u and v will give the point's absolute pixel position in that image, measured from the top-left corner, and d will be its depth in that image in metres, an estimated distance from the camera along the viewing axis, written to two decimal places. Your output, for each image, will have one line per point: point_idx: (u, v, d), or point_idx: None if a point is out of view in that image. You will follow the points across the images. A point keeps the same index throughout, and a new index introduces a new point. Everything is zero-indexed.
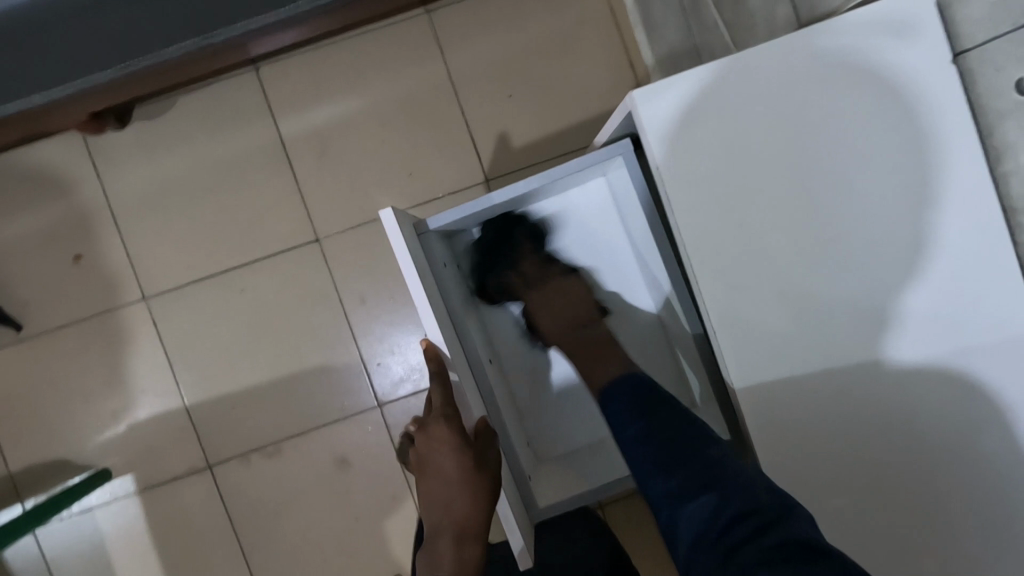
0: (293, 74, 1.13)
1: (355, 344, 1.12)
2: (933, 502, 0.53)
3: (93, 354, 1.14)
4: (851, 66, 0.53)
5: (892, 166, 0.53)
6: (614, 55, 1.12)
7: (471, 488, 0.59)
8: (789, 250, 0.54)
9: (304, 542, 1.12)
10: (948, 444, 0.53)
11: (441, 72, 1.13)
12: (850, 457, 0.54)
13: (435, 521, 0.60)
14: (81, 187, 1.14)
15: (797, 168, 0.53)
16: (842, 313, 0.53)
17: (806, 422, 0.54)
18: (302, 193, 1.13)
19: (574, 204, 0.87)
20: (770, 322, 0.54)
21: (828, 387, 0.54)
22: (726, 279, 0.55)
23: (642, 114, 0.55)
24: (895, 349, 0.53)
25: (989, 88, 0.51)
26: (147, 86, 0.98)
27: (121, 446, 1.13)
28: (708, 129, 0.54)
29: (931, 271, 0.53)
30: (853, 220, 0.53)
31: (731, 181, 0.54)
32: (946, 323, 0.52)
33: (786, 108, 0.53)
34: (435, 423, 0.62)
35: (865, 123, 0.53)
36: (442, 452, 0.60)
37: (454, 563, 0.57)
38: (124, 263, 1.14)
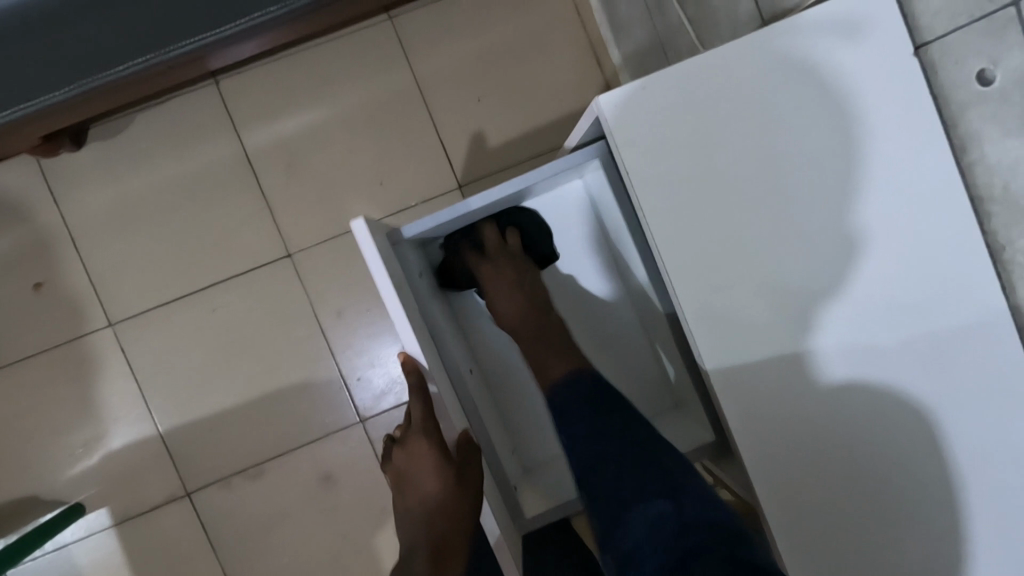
0: (257, 87, 1.10)
1: (333, 359, 1.10)
2: (921, 503, 0.53)
3: (60, 384, 1.09)
4: (813, 62, 0.52)
5: (855, 161, 0.53)
6: (581, 55, 1.12)
7: (450, 507, 0.58)
8: (758, 249, 0.54)
9: (291, 564, 1.10)
10: (928, 437, 0.53)
11: (407, 80, 1.11)
12: (831, 452, 0.54)
13: (413, 535, 0.59)
14: (38, 212, 1.09)
15: (762, 167, 0.53)
16: (815, 310, 0.53)
17: (788, 420, 0.54)
18: (272, 208, 1.10)
19: (550, 206, 0.86)
20: (744, 322, 0.54)
21: (803, 383, 0.54)
22: (700, 280, 0.54)
23: (610, 118, 0.54)
24: (867, 344, 0.53)
25: (951, 80, 0.51)
26: (103, 104, 0.95)
27: (94, 477, 1.09)
28: (674, 132, 0.54)
29: (904, 265, 0.52)
30: (821, 217, 0.53)
31: (699, 182, 0.54)
32: (917, 316, 0.53)
33: (751, 107, 0.53)
34: (415, 437, 0.60)
35: (830, 119, 0.53)
36: (423, 468, 0.59)
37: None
38: (88, 289, 1.10)
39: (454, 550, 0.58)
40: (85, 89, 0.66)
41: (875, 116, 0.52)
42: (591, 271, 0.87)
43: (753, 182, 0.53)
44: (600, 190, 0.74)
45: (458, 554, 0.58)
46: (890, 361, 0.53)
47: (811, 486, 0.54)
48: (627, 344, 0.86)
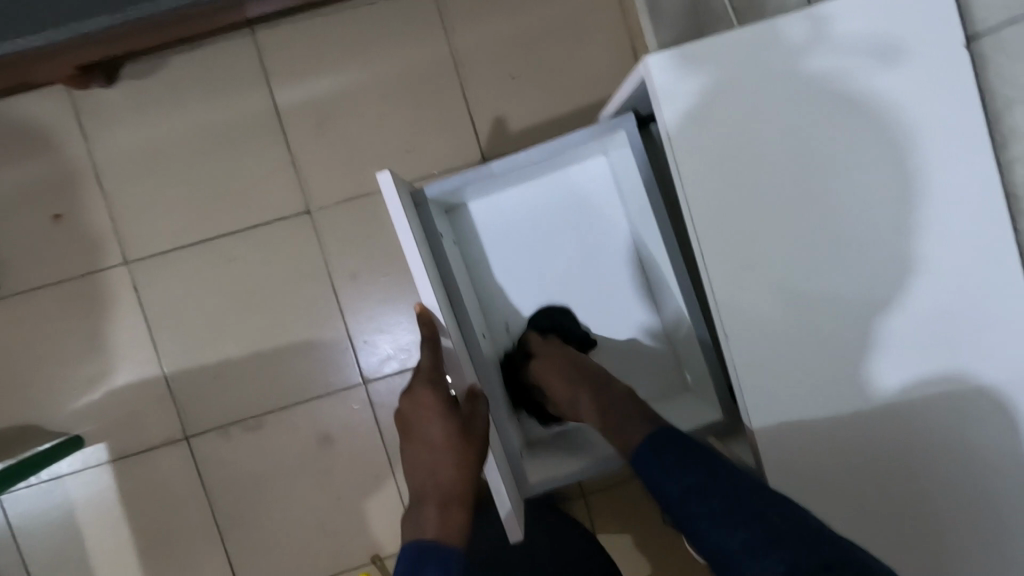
0: (292, 42, 1.11)
1: (342, 319, 1.11)
2: (914, 480, 0.58)
3: (70, 317, 1.10)
4: (860, 61, 0.55)
5: (884, 165, 0.56)
6: (618, 42, 1.11)
7: (455, 456, 0.58)
8: (788, 241, 0.57)
9: (281, 517, 1.10)
10: (926, 427, 0.57)
11: (442, 50, 1.11)
12: (835, 436, 0.58)
13: (417, 484, 0.59)
14: (65, 145, 1.10)
15: (798, 163, 0.56)
16: (834, 299, 0.57)
17: (798, 396, 0.58)
18: (296, 164, 1.10)
19: (572, 183, 0.86)
20: (768, 302, 0.57)
21: (815, 371, 0.57)
22: (731, 265, 0.57)
23: (659, 97, 0.55)
24: (874, 339, 0.57)
25: (998, 74, 0.55)
26: (142, 39, 0.95)
27: (96, 412, 1.10)
28: (718, 118, 0.56)
29: (931, 269, 0.56)
30: (849, 216, 0.56)
31: (738, 172, 0.56)
32: (929, 315, 0.56)
33: (800, 101, 0.55)
34: (419, 387, 0.60)
35: (871, 117, 0.55)
36: (427, 417, 0.59)
37: (438, 529, 0.56)
38: (107, 226, 1.10)
39: (457, 495, 0.58)
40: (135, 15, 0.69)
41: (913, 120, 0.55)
42: (608, 249, 0.87)
43: (790, 177, 0.56)
44: (626, 166, 0.74)
45: (460, 500, 0.58)
46: (897, 350, 0.57)
47: (811, 457, 0.58)
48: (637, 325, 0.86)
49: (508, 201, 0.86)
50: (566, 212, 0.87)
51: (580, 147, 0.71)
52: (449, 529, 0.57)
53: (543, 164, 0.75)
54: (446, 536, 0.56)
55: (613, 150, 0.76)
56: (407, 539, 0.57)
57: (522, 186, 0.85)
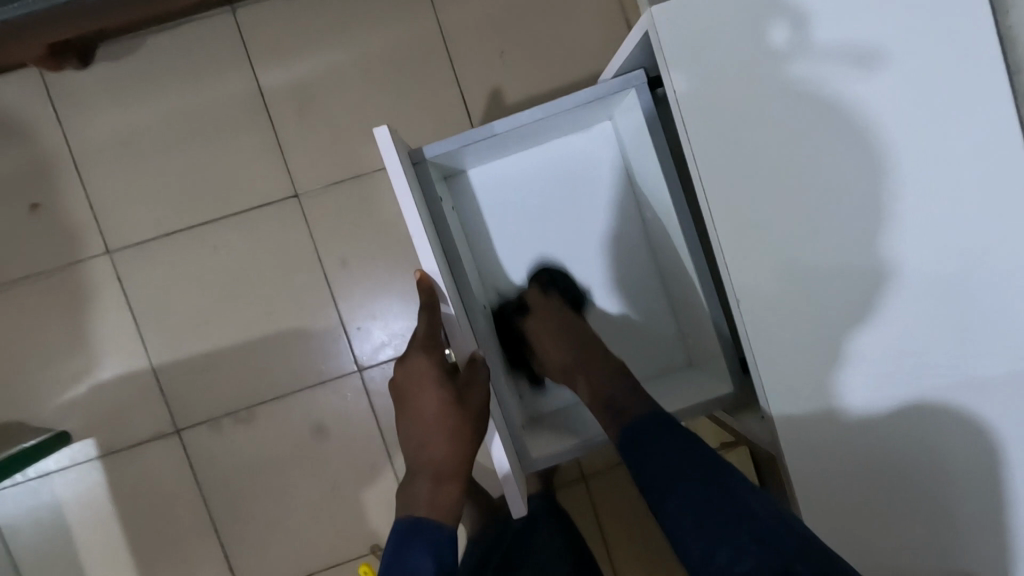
0: (273, 19, 1.07)
1: (334, 306, 1.08)
2: (930, 456, 0.55)
3: (51, 310, 1.06)
4: (880, 36, 0.53)
5: (905, 146, 0.53)
6: (611, 15, 1.08)
7: (451, 428, 0.55)
8: (803, 225, 0.55)
9: (276, 510, 1.08)
10: (952, 424, 0.54)
11: (430, 25, 1.07)
12: (858, 430, 0.55)
13: (411, 456, 0.57)
14: (40, 130, 1.06)
15: (813, 145, 0.54)
16: (849, 273, 0.54)
17: (809, 367, 0.55)
18: (282, 147, 1.07)
19: (575, 150, 0.83)
20: (775, 268, 0.55)
21: (836, 361, 0.55)
22: (746, 248, 0.55)
23: (669, 71, 0.54)
24: (896, 329, 0.54)
25: (1013, 26, 0.53)
26: (117, 16, 0.91)
27: (81, 407, 1.06)
28: (731, 97, 0.54)
29: (953, 254, 0.53)
30: (867, 198, 0.54)
31: (752, 153, 0.54)
32: (953, 304, 0.54)
33: (815, 80, 0.54)
34: (414, 355, 0.57)
35: (865, 83, 0.53)
36: (422, 388, 0.56)
37: (429, 504, 0.55)
38: (86, 215, 1.06)
39: (452, 470, 0.56)
40: None
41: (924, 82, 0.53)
42: (611, 222, 0.84)
43: (806, 159, 0.54)
44: (631, 129, 0.71)
45: (454, 475, 0.56)
46: (911, 321, 0.54)
47: (823, 427, 0.55)
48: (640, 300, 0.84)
49: (508, 167, 0.83)
50: (568, 181, 0.84)
51: (585, 107, 0.68)
52: (441, 504, 0.55)
53: (546, 126, 0.72)
54: (437, 512, 0.55)
55: (618, 112, 0.73)
56: (398, 509, 0.56)
57: (523, 152, 0.82)
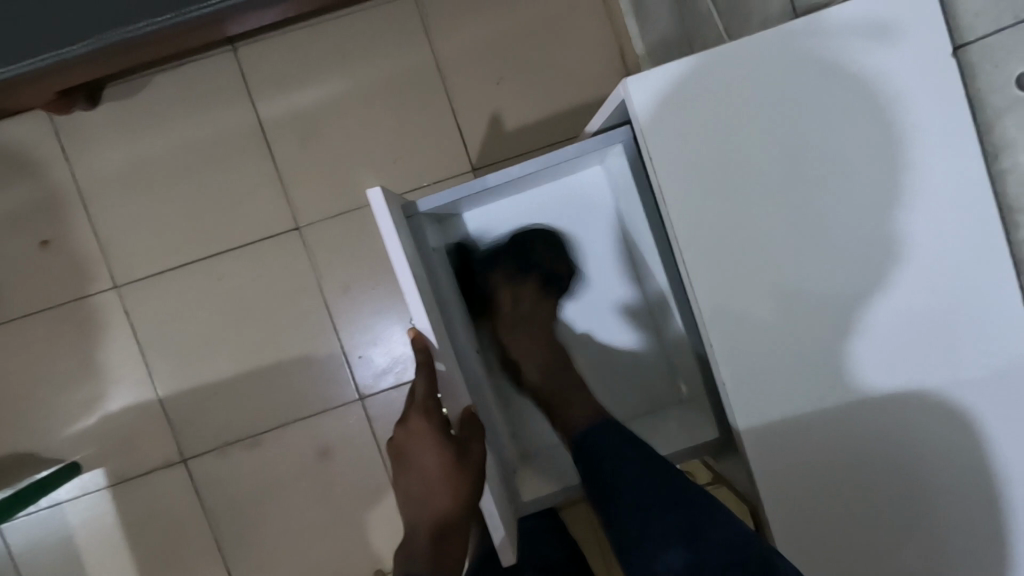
0: (273, 56, 1.09)
1: (336, 334, 1.10)
2: (915, 499, 0.56)
3: (61, 343, 1.09)
4: (846, 58, 0.53)
5: (868, 166, 0.54)
6: (604, 43, 1.10)
7: (454, 484, 0.56)
8: (770, 245, 0.55)
9: (282, 535, 1.10)
10: (915, 445, 0.56)
11: (426, 57, 1.10)
12: (824, 450, 0.56)
13: (412, 513, 0.57)
14: (49, 169, 1.09)
15: (780, 164, 0.54)
16: (815, 290, 0.55)
17: (775, 384, 0.56)
18: (283, 179, 1.09)
19: (567, 193, 0.85)
20: (756, 319, 0.55)
21: (803, 377, 0.56)
22: (714, 268, 0.55)
23: (634, 94, 0.54)
24: (858, 345, 0.55)
25: (990, 82, 0.52)
26: (123, 61, 0.94)
27: (91, 437, 1.09)
28: (697, 117, 0.54)
29: (914, 272, 0.54)
30: (832, 217, 0.55)
31: (718, 171, 0.55)
32: (916, 321, 0.55)
33: (780, 100, 0.54)
34: (414, 416, 0.59)
35: (821, 111, 0.54)
36: (422, 447, 0.58)
37: (431, 560, 0.54)
38: (94, 250, 1.09)
39: (454, 526, 0.56)
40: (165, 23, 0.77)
41: (898, 132, 0.54)
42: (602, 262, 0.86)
43: (773, 177, 0.54)
44: (621, 177, 0.72)
45: (454, 530, 0.57)
46: (892, 363, 0.55)
47: (802, 475, 0.56)
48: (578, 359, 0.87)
49: (501, 210, 0.85)
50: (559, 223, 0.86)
51: (574, 159, 0.69)
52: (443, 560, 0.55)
53: (537, 174, 0.74)
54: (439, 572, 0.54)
55: (608, 159, 0.75)
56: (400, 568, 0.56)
57: (516, 196, 0.84)
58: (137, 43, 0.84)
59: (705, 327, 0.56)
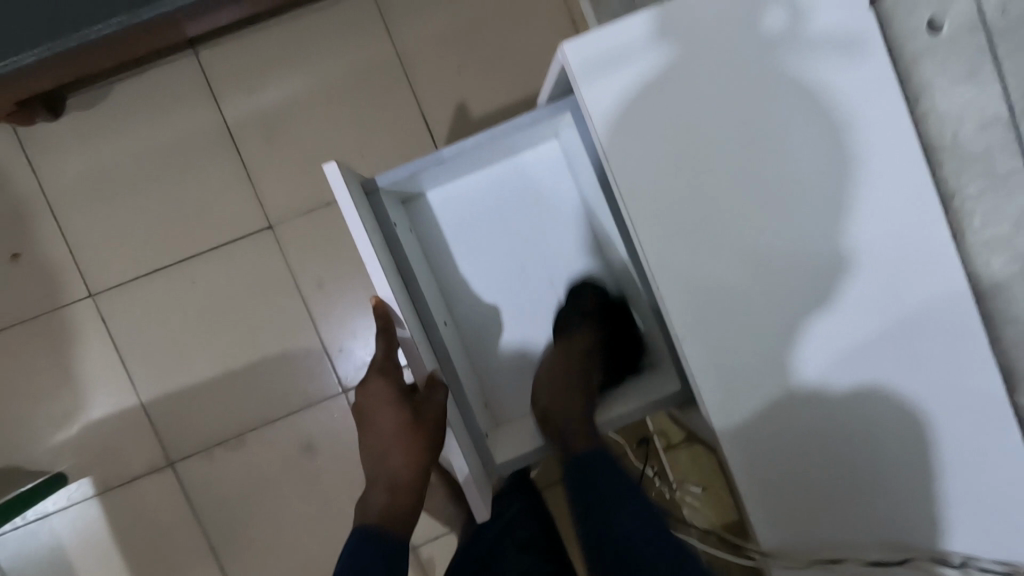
0: (235, 57, 1.10)
1: (315, 330, 1.11)
2: (867, 447, 0.57)
3: (39, 355, 1.09)
4: (789, 41, 0.55)
5: (811, 146, 0.56)
6: (561, 28, 1.12)
7: (407, 444, 0.58)
8: (725, 226, 0.57)
9: (273, 531, 1.11)
10: (878, 418, 0.56)
11: (387, 51, 1.11)
12: (791, 426, 0.57)
13: (370, 469, 0.60)
14: (16, 182, 1.09)
15: (729, 148, 0.56)
16: (770, 270, 0.56)
17: (738, 362, 0.57)
18: (253, 179, 1.10)
19: (526, 168, 0.87)
20: (715, 298, 0.57)
21: (765, 353, 0.57)
22: (672, 251, 0.57)
23: (580, 79, 0.56)
24: (816, 322, 0.56)
25: (902, 31, 0.54)
26: (84, 68, 0.95)
27: (75, 447, 1.09)
28: (646, 102, 0.56)
29: (863, 247, 0.56)
30: (783, 197, 0.56)
31: (669, 155, 0.56)
32: (871, 296, 0.56)
33: (726, 84, 0.56)
34: (373, 377, 0.61)
35: (765, 94, 0.56)
36: (380, 406, 0.60)
37: (383, 510, 0.58)
38: (66, 260, 1.09)
39: (406, 483, 0.58)
40: (124, 23, 0.78)
41: (832, 90, 0.55)
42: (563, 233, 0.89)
43: (723, 161, 0.56)
44: (574, 145, 0.75)
45: (409, 489, 0.59)
46: (840, 315, 0.56)
47: (761, 438, 0.57)
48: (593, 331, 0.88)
49: (462, 188, 0.86)
50: (520, 199, 0.88)
51: (526, 129, 0.72)
52: (393, 516, 0.58)
53: (493, 148, 0.76)
54: (389, 523, 0.57)
55: (562, 131, 0.77)
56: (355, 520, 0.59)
57: (476, 172, 0.86)
58: (97, 47, 0.85)
59: (666, 308, 0.57)
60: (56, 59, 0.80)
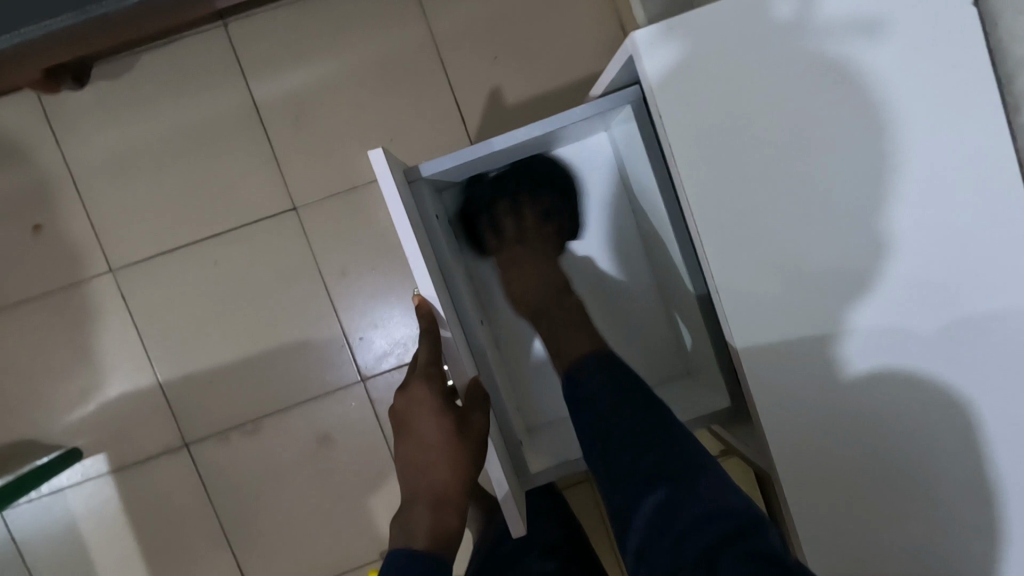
0: (265, 32, 1.06)
1: (336, 316, 1.08)
2: (935, 471, 0.54)
3: (57, 330, 1.08)
4: (878, 23, 0.51)
5: (887, 142, 0.52)
6: (605, 15, 1.07)
7: (453, 452, 0.55)
8: (789, 223, 0.53)
9: (286, 518, 1.09)
10: (941, 443, 0.54)
11: (422, 32, 1.07)
12: (844, 440, 0.55)
13: (412, 481, 0.57)
14: (40, 152, 1.07)
15: (799, 141, 0.53)
16: (834, 271, 0.54)
17: (790, 365, 0.55)
18: (278, 159, 1.07)
19: (571, 160, 0.84)
20: (773, 297, 0.54)
21: (819, 357, 0.54)
22: (728, 247, 0.54)
23: (645, 64, 0.52)
24: (878, 329, 0.54)
25: (1011, 34, 0.49)
26: (110, 38, 0.91)
27: (91, 423, 1.08)
28: (714, 91, 0.52)
29: (936, 253, 0.53)
30: (852, 196, 0.53)
31: (735, 147, 0.53)
32: (938, 306, 0.53)
33: (802, 73, 0.52)
34: (415, 383, 0.59)
35: (845, 87, 0.52)
36: (422, 415, 0.57)
37: (429, 526, 0.54)
38: (87, 234, 1.07)
39: (455, 494, 0.55)
40: None
41: (920, 89, 0.51)
42: (607, 232, 0.85)
43: (791, 154, 0.53)
44: (627, 142, 0.71)
45: (455, 503, 0.55)
46: (905, 326, 0.53)
47: (812, 451, 0.55)
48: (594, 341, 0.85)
49: (504, 179, 0.83)
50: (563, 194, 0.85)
51: (579, 122, 0.68)
52: (438, 533, 0.54)
53: (541, 141, 0.72)
54: (437, 539, 0.53)
55: (613, 126, 0.74)
56: (397, 537, 0.55)
57: (518, 164, 0.83)
58: (124, 17, 0.81)
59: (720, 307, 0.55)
60: (83, 29, 0.77)
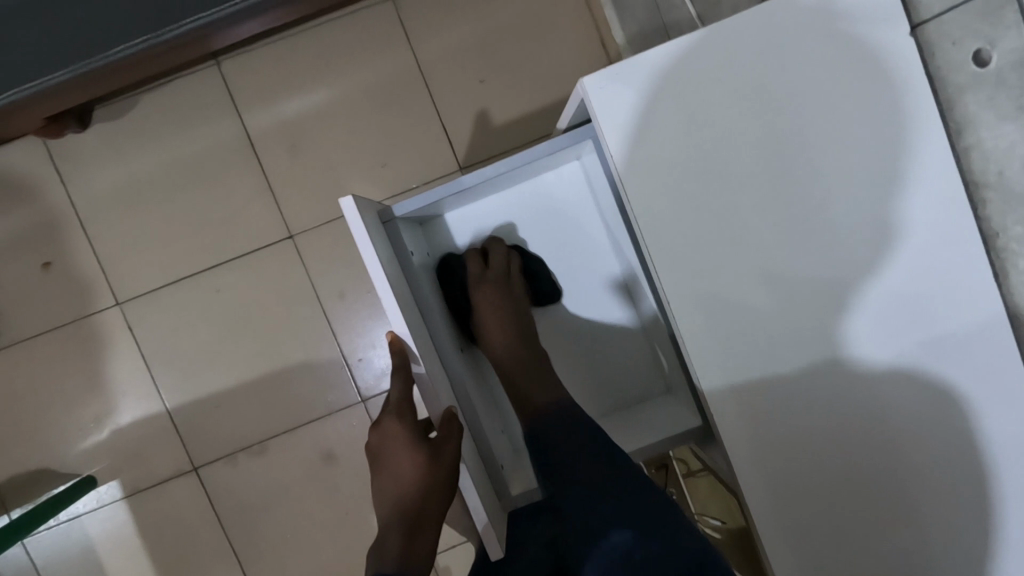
0: (257, 68, 1.10)
1: (335, 339, 1.11)
2: (898, 491, 0.53)
3: (69, 362, 1.12)
4: (825, 39, 0.52)
5: (844, 152, 0.52)
6: (585, 37, 1.10)
7: (423, 482, 0.58)
8: (749, 236, 0.53)
9: (294, 537, 1.13)
10: (911, 455, 0.53)
11: (408, 60, 1.10)
12: (812, 455, 0.54)
13: (386, 510, 0.59)
14: (47, 193, 1.11)
15: (755, 155, 0.53)
16: (797, 280, 0.53)
17: (757, 380, 0.54)
18: (275, 190, 1.11)
19: (546, 189, 0.86)
20: (737, 311, 0.54)
21: (787, 369, 0.54)
22: (685, 266, 0.54)
23: (594, 99, 0.53)
24: (844, 335, 0.53)
25: (947, 63, 0.50)
26: (108, 83, 0.95)
27: (104, 451, 1.12)
28: (666, 115, 0.53)
29: (896, 257, 0.52)
30: (811, 206, 0.53)
31: (689, 167, 0.53)
32: (904, 313, 0.52)
33: (752, 92, 0.52)
34: (388, 418, 0.62)
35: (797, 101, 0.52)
36: (395, 448, 0.60)
37: (399, 556, 0.56)
38: (95, 269, 1.12)
39: (427, 522, 0.58)
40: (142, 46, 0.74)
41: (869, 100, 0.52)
42: (585, 257, 0.88)
43: (747, 169, 0.53)
44: (597, 172, 0.73)
45: (426, 531, 0.58)
46: (873, 334, 0.53)
47: (784, 468, 0.54)
48: (556, 359, 0.88)
49: (482, 210, 0.87)
50: (540, 219, 0.87)
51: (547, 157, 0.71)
52: (409, 562, 0.56)
53: (512, 176, 0.75)
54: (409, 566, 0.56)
55: (584, 155, 0.75)
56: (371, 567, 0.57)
57: (495, 195, 0.86)
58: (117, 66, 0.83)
59: (683, 325, 0.54)
60: (73, 80, 0.79)
